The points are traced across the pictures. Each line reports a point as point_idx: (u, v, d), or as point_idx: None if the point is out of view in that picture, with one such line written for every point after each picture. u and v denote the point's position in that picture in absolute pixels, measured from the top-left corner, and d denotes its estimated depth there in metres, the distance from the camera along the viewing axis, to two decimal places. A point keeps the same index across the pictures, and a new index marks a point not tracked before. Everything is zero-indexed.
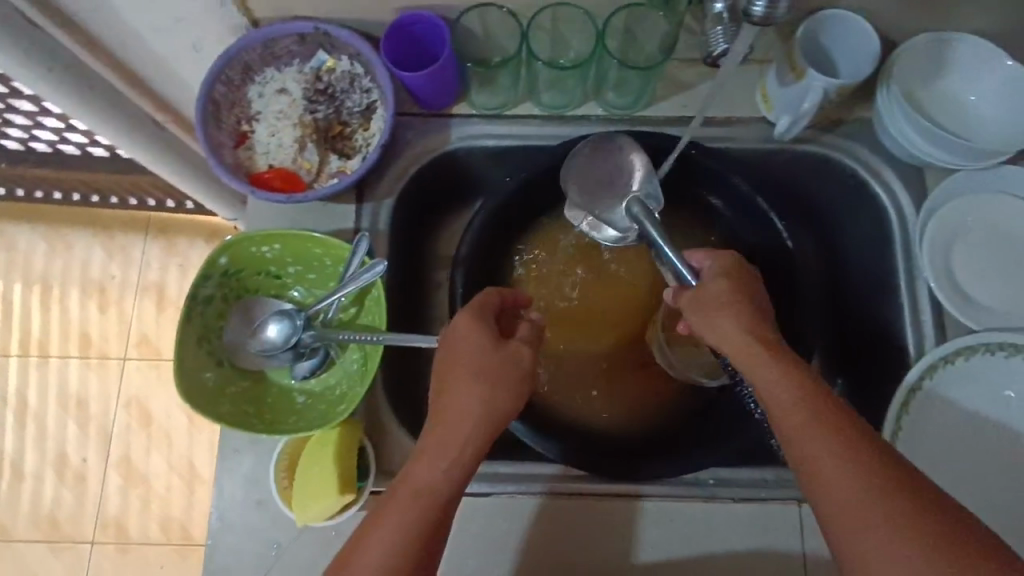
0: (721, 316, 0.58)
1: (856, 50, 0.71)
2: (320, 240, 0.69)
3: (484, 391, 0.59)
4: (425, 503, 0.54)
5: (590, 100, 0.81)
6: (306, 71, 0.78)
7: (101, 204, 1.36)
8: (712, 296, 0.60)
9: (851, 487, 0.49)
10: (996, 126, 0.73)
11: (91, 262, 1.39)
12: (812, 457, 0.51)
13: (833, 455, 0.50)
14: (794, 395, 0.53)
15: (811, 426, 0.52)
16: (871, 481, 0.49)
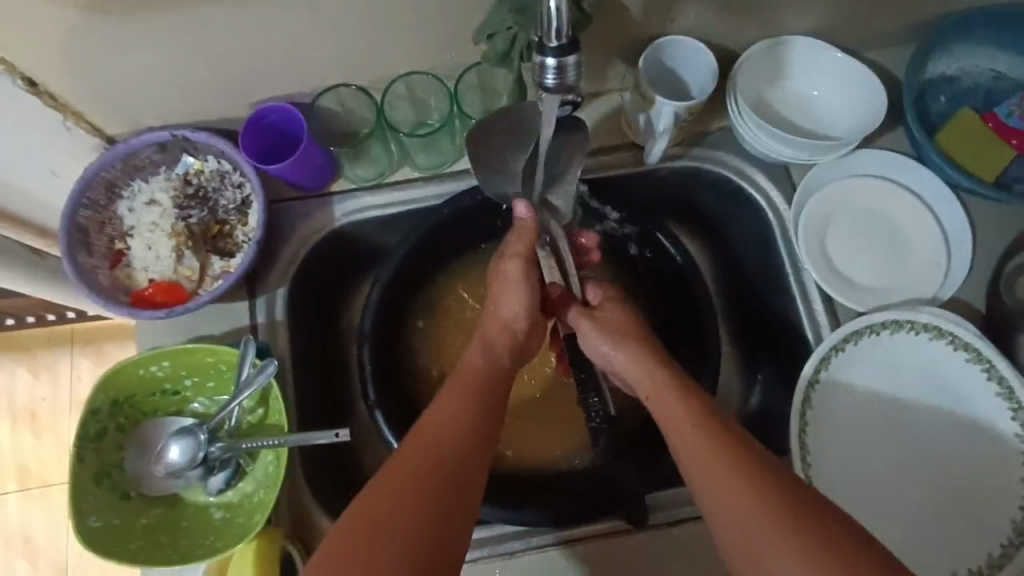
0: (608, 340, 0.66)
1: (698, 68, 0.75)
2: (207, 349, 0.67)
3: (511, 311, 0.66)
4: (444, 436, 0.54)
5: (465, 154, 0.81)
6: (173, 177, 0.77)
7: (16, 325, 1.29)
8: (605, 321, 0.68)
9: (731, 493, 0.51)
10: (841, 115, 0.77)
11: (16, 387, 1.30)
12: (702, 472, 0.53)
13: (717, 466, 0.52)
14: (679, 409, 0.57)
15: (696, 439, 0.55)
16: (748, 488, 0.50)
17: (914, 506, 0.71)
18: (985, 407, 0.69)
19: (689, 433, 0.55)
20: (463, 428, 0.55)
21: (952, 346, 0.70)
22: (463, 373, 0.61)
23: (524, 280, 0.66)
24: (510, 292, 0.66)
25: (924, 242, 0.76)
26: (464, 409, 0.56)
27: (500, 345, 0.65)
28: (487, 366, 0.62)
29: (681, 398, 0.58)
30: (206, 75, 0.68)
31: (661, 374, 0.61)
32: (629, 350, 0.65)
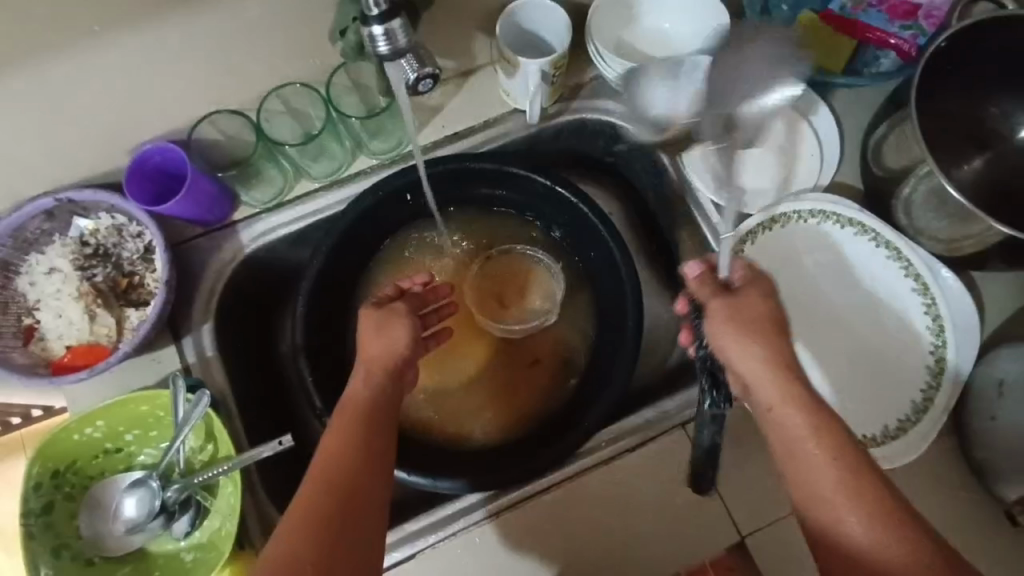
0: (754, 339, 0.59)
1: (552, 23, 0.78)
2: (137, 396, 0.66)
3: (382, 342, 0.63)
4: (348, 475, 0.54)
5: (357, 155, 0.83)
6: (69, 241, 0.76)
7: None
8: (751, 313, 0.61)
9: (860, 528, 0.51)
10: (693, 40, 0.82)
11: None
12: (826, 501, 0.53)
13: (850, 502, 0.52)
14: (824, 457, 0.53)
15: (841, 488, 0.52)
16: (875, 523, 0.51)
17: (843, 376, 0.75)
18: (881, 271, 0.76)
19: (835, 485, 0.53)
20: (360, 463, 0.55)
21: (840, 225, 0.77)
22: (352, 406, 0.59)
23: (400, 318, 0.65)
24: (383, 341, 0.63)
25: (799, 139, 0.80)
26: (359, 445, 0.56)
27: (379, 375, 0.61)
28: (374, 398, 0.60)
29: (835, 446, 0.54)
30: (72, 130, 0.68)
31: (796, 380, 0.57)
32: (763, 370, 0.58)
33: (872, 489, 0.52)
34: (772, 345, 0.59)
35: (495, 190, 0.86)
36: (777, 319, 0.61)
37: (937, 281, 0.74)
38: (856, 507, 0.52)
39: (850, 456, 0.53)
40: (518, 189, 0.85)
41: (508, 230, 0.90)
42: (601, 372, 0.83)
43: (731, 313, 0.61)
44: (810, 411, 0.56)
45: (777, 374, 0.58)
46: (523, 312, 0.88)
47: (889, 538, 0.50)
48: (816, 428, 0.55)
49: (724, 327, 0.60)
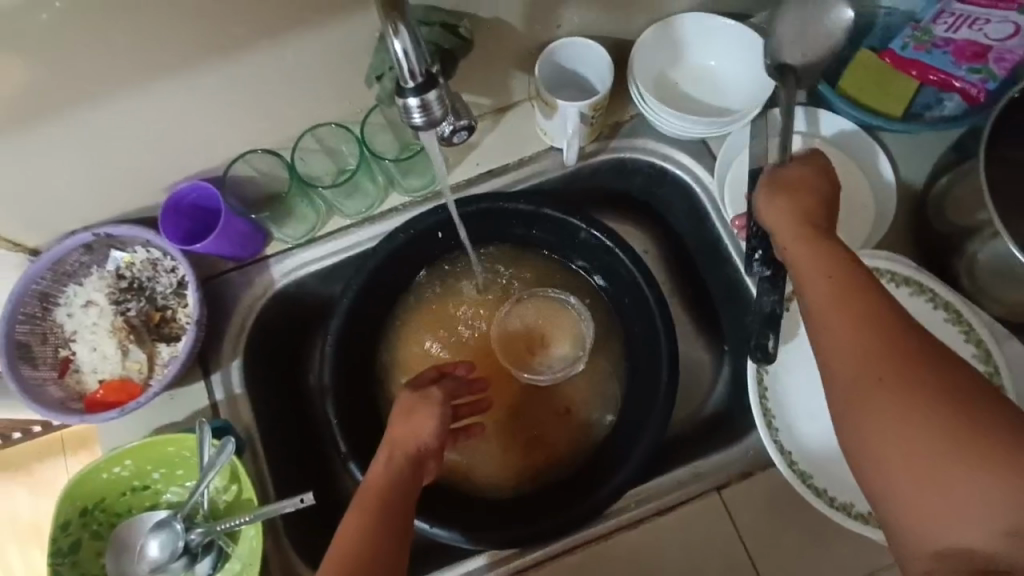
0: (786, 198, 0.62)
1: (594, 63, 0.75)
2: (165, 439, 0.66)
3: (408, 428, 0.62)
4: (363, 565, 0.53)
5: (390, 192, 0.82)
6: (106, 274, 0.76)
7: (5, 443, 1.24)
8: (792, 182, 0.63)
9: (859, 351, 0.53)
10: (741, 79, 0.79)
11: (19, 506, 1.24)
12: (826, 329, 0.55)
13: (850, 326, 0.54)
14: (830, 293, 0.56)
15: (844, 317, 0.54)
16: (873, 348, 0.53)
17: None
18: (938, 333, 0.70)
19: (845, 329, 0.54)
20: (377, 553, 0.54)
21: (895, 284, 0.71)
22: (370, 492, 0.58)
23: (432, 405, 0.64)
24: (410, 427, 0.62)
25: (853, 187, 0.76)
26: (372, 544, 0.55)
27: (401, 461, 0.61)
28: (392, 488, 0.58)
29: (841, 290, 0.55)
30: (110, 172, 0.68)
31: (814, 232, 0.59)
32: (793, 233, 0.60)
33: (886, 331, 0.53)
34: (803, 207, 0.61)
35: (529, 230, 0.83)
36: (816, 184, 0.63)
37: (1001, 351, 0.68)
38: (856, 331, 0.53)
39: (855, 295, 0.55)
40: (550, 230, 0.82)
41: (539, 269, 0.88)
42: (633, 424, 0.80)
43: (777, 184, 0.63)
44: (830, 264, 0.57)
45: (807, 235, 0.59)
46: (542, 367, 0.85)
47: (874, 364, 0.52)
48: (832, 274, 0.56)
49: (767, 194, 0.63)
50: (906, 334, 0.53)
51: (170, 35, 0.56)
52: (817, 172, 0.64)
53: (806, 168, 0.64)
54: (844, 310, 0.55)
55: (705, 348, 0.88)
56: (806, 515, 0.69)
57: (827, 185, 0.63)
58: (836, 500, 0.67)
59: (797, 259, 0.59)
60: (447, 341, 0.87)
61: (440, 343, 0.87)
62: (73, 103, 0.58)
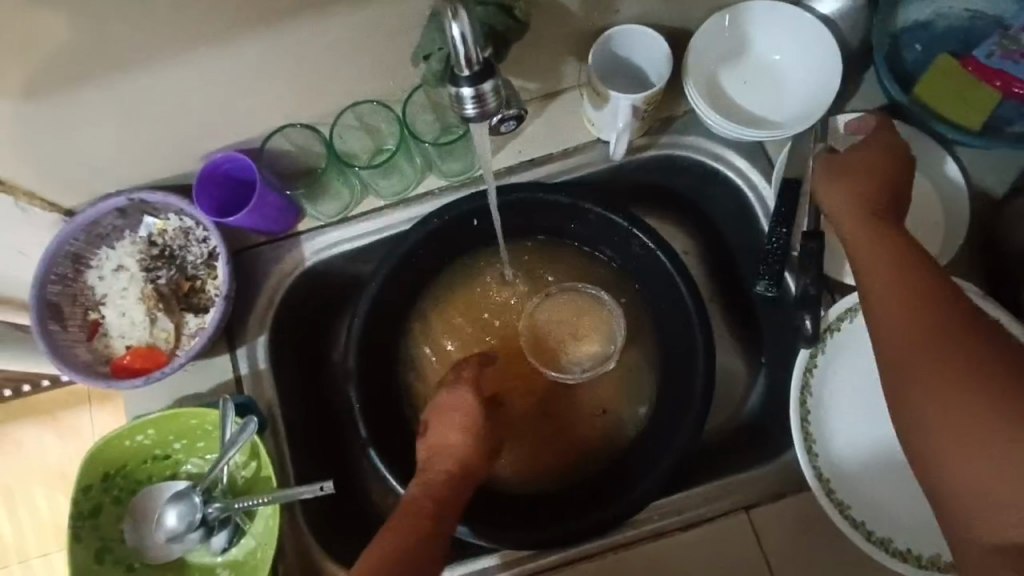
0: (845, 178, 0.62)
1: (651, 53, 0.72)
2: (189, 412, 0.66)
3: (451, 438, 0.70)
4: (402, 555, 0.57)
5: (427, 174, 0.80)
6: (138, 241, 0.76)
7: (35, 389, 1.26)
8: (858, 163, 0.63)
9: (913, 329, 0.52)
10: (805, 78, 0.73)
11: (46, 451, 1.26)
12: (881, 307, 0.54)
13: (906, 305, 0.53)
14: (887, 274, 0.55)
15: (901, 294, 0.53)
16: (930, 328, 0.51)
17: None
18: None
19: (894, 301, 0.53)
20: (415, 550, 0.58)
21: None
22: (415, 501, 0.63)
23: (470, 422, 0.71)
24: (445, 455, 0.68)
25: (919, 202, 0.71)
26: (413, 550, 0.58)
27: (442, 476, 0.67)
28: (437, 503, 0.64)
29: (900, 268, 0.55)
30: (148, 139, 0.67)
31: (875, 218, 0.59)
32: (849, 207, 0.60)
33: (940, 309, 0.52)
34: (865, 189, 0.61)
35: (567, 223, 0.80)
36: (886, 167, 0.62)
37: None
38: (909, 305, 0.53)
39: (916, 278, 0.54)
40: (590, 225, 0.79)
41: (573, 263, 0.85)
42: (661, 432, 0.77)
43: (834, 166, 0.63)
44: (889, 246, 0.57)
45: (865, 211, 0.60)
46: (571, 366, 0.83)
47: (931, 340, 0.50)
48: (889, 254, 0.56)
49: (827, 176, 0.63)
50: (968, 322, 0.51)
51: (215, 3, 0.53)
52: (877, 148, 0.63)
53: (870, 148, 0.64)
54: (900, 287, 0.54)
55: (740, 357, 0.84)
56: (836, 542, 0.67)
57: (901, 172, 0.62)
58: (874, 533, 0.64)
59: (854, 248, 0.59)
60: (474, 332, 0.85)
61: (469, 332, 0.85)
62: (114, 67, 0.56)
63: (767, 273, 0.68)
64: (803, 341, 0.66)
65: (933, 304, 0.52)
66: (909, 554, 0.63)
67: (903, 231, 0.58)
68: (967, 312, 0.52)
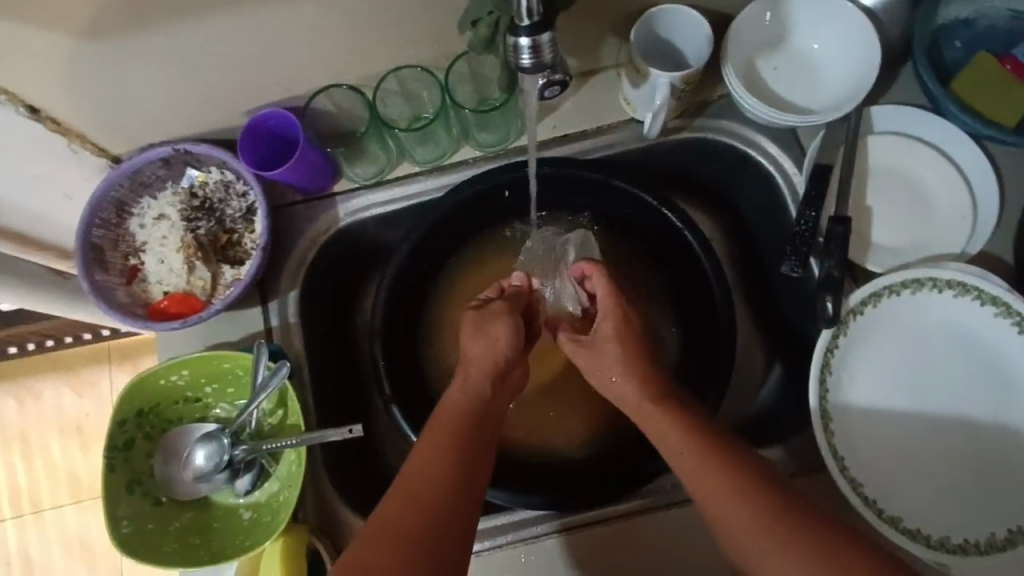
0: (610, 353, 0.70)
1: (691, 34, 0.73)
2: (224, 355, 0.68)
3: (485, 340, 0.69)
4: (428, 484, 0.57)
5: (463, 143, 0.81)
6: (180, 191, 0.78)
7: (57, 345, 1.29)
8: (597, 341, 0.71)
9: (734, 510, 0.56)
10: (843, 67, 0.74)
11: (63, 405, 1.30)
12: (703, 492, 0.58)
13: (720, 484, 0.57)
14: (687, 454, 0.60)
15: (703, 469, 0.58)
16: (740, 504, 0.56)
17: (947, 469, 0.67)
18: (1016, 363, 0.66)
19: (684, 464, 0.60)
20: (443, 478, 0.57)
21: (979, 303, 0.66)
22: (443, 417, 0.63)
23: (504, 314, 0.71)
24: (483, 342, 0.69)
25: (948, 197, 0.72)
26: (445, 474, 0.58)
27: (474, 390, 0.66)
28: (471, 404, 0.64)
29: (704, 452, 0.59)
30: (199, 89, 0.69)
31: (651, 399, 0.65)
32: (624, 376, 0.68)
33: (739, 481, 0.57)
34: (632, 358, 0.69)
35: (597, 200, 0.82)
36: (619, 335, 0.70)
37: None
38: (716, 479, 0.57)
39: (716, 453, 0.59)
40: (618, 202, 0.80)
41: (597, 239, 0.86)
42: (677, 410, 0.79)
43: (593, 348, 0.72)
44: (681, 432, 0.61)
45: (635, 376, 0.67)
46: (544, 283, 0.81)
47: (749, 513, 0.55)
48: (687, 441, 0.60)
49: (592, 355, 0.71)
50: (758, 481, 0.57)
51: None
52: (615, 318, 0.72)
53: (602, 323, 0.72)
54: (697, 461, 0.59)
55: (761, 348, 0.86)
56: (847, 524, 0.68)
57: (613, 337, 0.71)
58: (884, 512, 0.66)
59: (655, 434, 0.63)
60: None
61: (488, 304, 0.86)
62: (177, 13, 0.59)
63: (793, 254, 0.69)
64: (824, 322, 0.67)
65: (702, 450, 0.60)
66: (919, 534, 0.65)
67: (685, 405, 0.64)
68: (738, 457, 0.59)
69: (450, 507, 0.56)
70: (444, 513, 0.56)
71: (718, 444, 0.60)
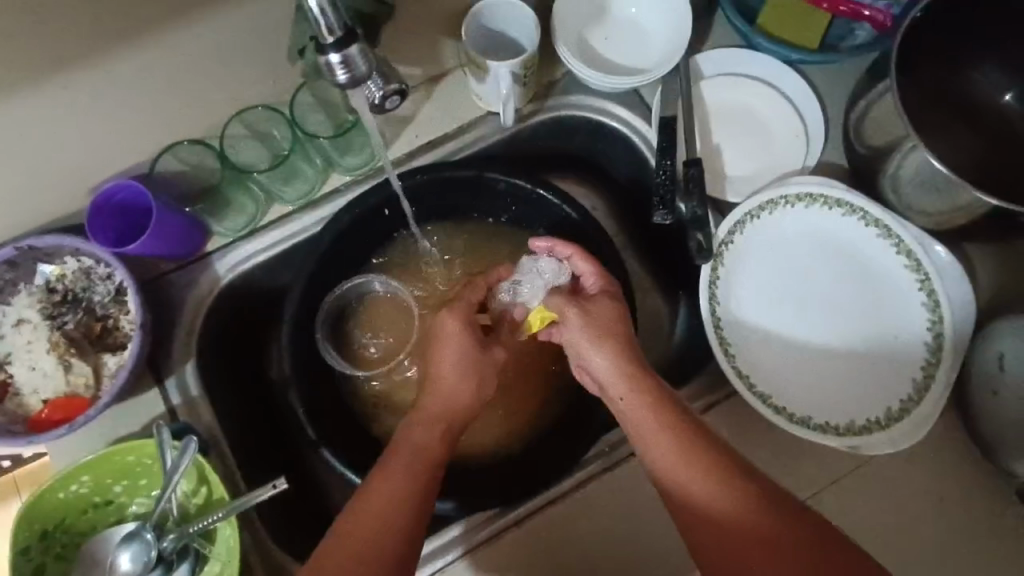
0: (601, 336, 0.68)
1: (519, 22, 0.76)
2: (122, 448, 0.64)
3: (464, 360, 0.71)
4: (375, 516, 0.59)
5: (330, 173, 0.80)
6: (36, 290, 0.72)
7: None
8: (592, 310, 0.70)
9: (710, 494, 0.59)
10: (661, 25, 0.80)
11: None
12: (680, 479, 0.60)
13: (701, 473, 0.59)
14: (670, 440, 0.61)
15: (680, 457, 0.60)
16: (719, 492, 0.58)
17: (843, 361, 0.73)
18: (872, 251, 0.73)
19: (673, 459, 0.60)
20: (393, 506, 0.59)
21: (828, 208, 0.73)
22: (397, 447, 0.64)
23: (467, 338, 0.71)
24: (458, 360, 0.70)
25: (781, 122, 0.79)
26: (397, 503, 0.60)
27: (433, 420, 0.67)
28: (433, 432, 0.66)
29: (688, 443, 0.61)
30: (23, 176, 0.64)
31: (636, 380, 0.66)
32: (613, 359, 0.67)
33: (720, 474, 0.59)
34: (615, 331, 0.69)
35: (478, 196, 0.83)
36: (612, 316, 0.70)
37: (929, 257, 0.71)
38: (697, 469, 0.60)
39: (699, 444, 0.61)
40: (495, 193, 0.82)
41: (488, 235, 0.88)
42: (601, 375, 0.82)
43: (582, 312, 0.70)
44: (666, 421, 0.62)
45: (618, 351, 0.67)
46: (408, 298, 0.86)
47: (729, 500, 0.58)
48: (670, 430, 0.62)
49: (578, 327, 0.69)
50: (740, 472, 0.59)
51: None
52: (606, 291, 0.72)
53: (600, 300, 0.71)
54: (676, 448, 0.61)
55: (663, 299, 0.90)
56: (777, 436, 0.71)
57: (616, 319, 0.70)
58: (795, 415, 0.71)
59: (633, 421, 0.64)
60: (397, 329, 0.85)
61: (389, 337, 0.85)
62: None
63: (661, 203, 0.73)
64: (700, 257, 0.73)
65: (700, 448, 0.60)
66: (829, 426, 0.70)
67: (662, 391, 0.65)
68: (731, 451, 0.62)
69: (400, 531, 0.58)
70: (394, 537, 0.58)
71: (697, 432, 0.62)
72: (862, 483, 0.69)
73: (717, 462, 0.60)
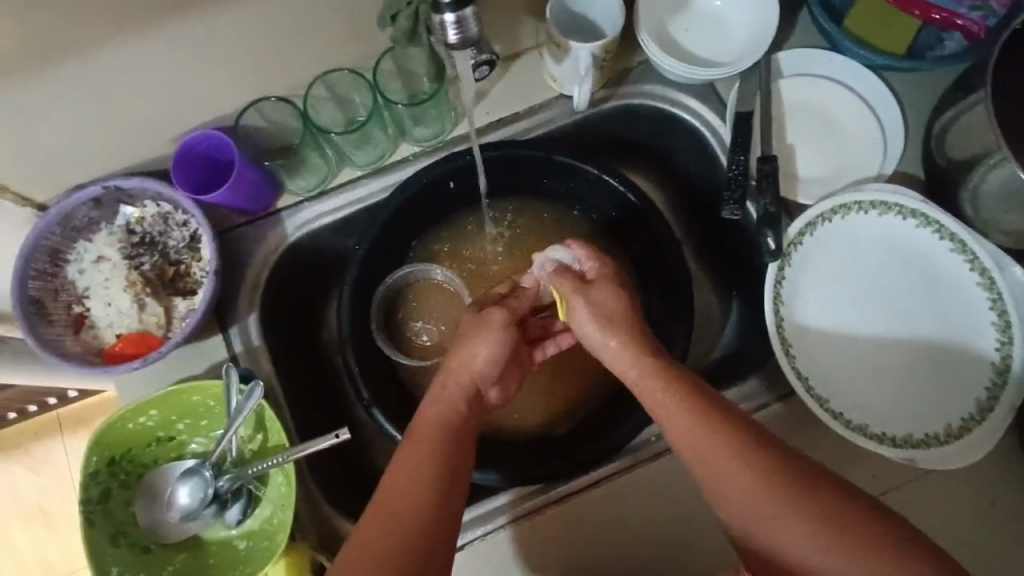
0: (609, 324, 0.66)
1: (603, 5, 0.76)
2: (192, 387, 0.67)
3: (483, 349, 0.67)
4: (402, 503, 0.57)
5: (400, 142, 0.81)
6: (116, 230, 0.75)
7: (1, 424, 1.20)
8: (597, 299, 0.68)
9: (745, 480, 0.56)
10: (745, 20, 0.79)
11: (20, 485, 1.21)
12: (711, 464, 0.57)
13: (731, 457, 0.57)
14: (696, 426, 0.58)
15: (710, 443, 0.58)
16: (756, 474, 0.56)
17: (903, 374, 0.72)
18: (945, 264, 0.72)
19: (699, 446, 0.58)
20: (423, 493, 0.57)
21: (902, 217, 0.72)
22: (419, 429, 0.62)
23: (493, 330, 0.68)
24: (480, 342, 0.68)
25: (859, 127, 0.78)
26: (423, 489, 0.57)
27: (449, 405, 0.64)
28: (449, 418, 0.63)
29: (717, 429, 0.58)
30: (118, 120, 0.67)
31: (650, 366, 0.63)
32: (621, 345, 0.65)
33: (753, 455, 0.57)
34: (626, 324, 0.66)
35: (543, 178, 0.84)
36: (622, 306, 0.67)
37: (1004, 276, 0.69)
38: (726, 450, 0.57)
39: (728, 426, 0.58)
40: (560, 176, 0.83)
41: (547, 218, 0.88)
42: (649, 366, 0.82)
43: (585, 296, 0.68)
44: (692, 408, 0.59)
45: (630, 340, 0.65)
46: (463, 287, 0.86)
47: (763, 485, 0.55)
48: (694, 414, 0.59)
49: (585, 318, 0.67)
50: (772, 455, 0.57)
51: None
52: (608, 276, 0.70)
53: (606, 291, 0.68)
54: (701, 432, 0.58)
55: (717, 296, 0.90)
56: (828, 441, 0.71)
57: (626, 310, 0.67)
58: (852, 422, 0.70)
59: (656, 408, 0.61)
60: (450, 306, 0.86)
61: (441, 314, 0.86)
62: (90, 44, 0.57)
63: (731, 198, 0.73)
64: (768, 256, 0.72)
65: (727, 433, 0.58)
66: (885, 437, 0.69)
67: (684, 376, 0.63)
68: (754, 429, 0.59)
69: (430, 517, 0.56)
70: (424, 523, 0.56)
71: (726, 414, 0.59)
72: (912, 494, 0.68)
73: (753, 443, 0.57)
